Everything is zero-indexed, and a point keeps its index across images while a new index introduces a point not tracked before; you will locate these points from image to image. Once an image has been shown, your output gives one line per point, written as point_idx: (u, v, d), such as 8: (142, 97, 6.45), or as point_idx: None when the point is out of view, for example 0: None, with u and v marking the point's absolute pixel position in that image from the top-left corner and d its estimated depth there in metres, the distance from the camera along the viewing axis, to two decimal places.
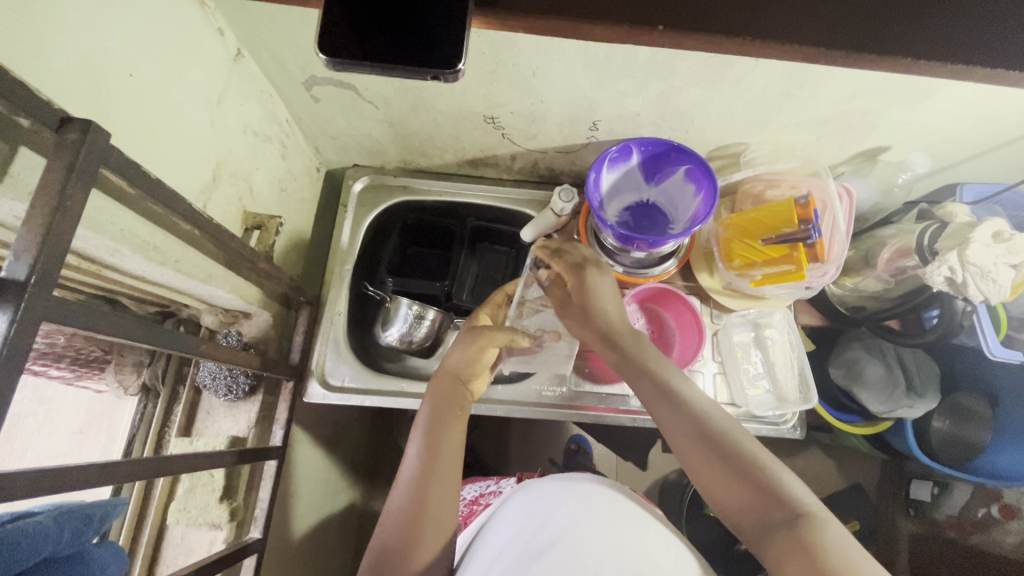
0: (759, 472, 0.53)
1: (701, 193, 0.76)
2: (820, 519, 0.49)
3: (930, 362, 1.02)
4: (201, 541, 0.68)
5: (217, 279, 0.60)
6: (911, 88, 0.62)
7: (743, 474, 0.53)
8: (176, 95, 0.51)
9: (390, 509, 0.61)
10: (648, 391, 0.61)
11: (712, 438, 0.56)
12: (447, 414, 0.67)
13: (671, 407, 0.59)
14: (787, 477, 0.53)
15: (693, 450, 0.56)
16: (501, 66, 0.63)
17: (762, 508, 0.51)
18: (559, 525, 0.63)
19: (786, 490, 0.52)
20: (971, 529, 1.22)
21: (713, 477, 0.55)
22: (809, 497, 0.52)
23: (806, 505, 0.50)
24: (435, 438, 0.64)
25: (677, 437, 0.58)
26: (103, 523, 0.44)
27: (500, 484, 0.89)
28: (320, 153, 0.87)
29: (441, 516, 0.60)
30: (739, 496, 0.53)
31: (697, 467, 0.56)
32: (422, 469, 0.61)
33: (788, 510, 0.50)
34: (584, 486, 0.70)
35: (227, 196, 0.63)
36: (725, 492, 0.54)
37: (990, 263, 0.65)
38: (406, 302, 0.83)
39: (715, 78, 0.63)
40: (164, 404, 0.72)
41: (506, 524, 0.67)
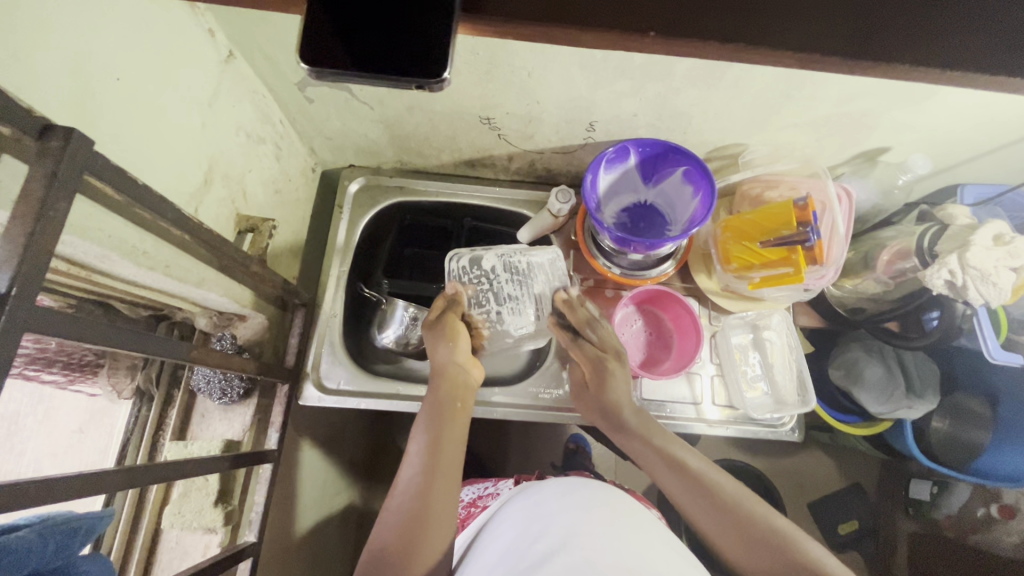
0: (775, 538, 0.56)
1: (698, 194, 0.76)
2: (834, 571, 0.52)
3: (931, 364, 1.03)
4: (195, 544, 0.68)
5: (210, 283, 0.60)
6: (911, 88, 0.61)
7: (759, 539, 0.56)
8: (165, 97, 0.51)
9: (386, 518, 0.60)
10: (662, 467, 0.65)
11: (729, 509, 0.59)
12: (448, 410, 0.69)
13: (694, 487, 0.62)
14: (797, 533, 0.56)
15: (711, 520, 0.59)
16: (496, 66, 0.63)
17: (780, 570, 0.54)
18: (558, 530, 0.61)
19: (801, 549, 0.54)
20: (970, 529, 1.25)
21: (731, 544, 0.57)
22: (825, 554, 0.54)
23: (822, 564, 0.53)
24: (436, 432, 0.65)
25: (702, 517, 0.60)
26: (86, 535, 0.43)
27: (498, 486, 0.88)
28: (315, 153, 0.87)
29: (444, 516, 0.60)
30: (758, 557, 0.55)
31: (721, 542, 0.58)
32: (426, 468, 0.62)
33: (807, 571, 0.53)
34: (583, 496, 0.69)
35: (220, 199, 0.62)
36: (743, 556, 0.56)
37: (991, 267, 0.64)
38: (401, 304, 0.84)
39: (713, 79, 0.62)
40: (158, 407, 0.71)
41: (506, 535, 0.66)
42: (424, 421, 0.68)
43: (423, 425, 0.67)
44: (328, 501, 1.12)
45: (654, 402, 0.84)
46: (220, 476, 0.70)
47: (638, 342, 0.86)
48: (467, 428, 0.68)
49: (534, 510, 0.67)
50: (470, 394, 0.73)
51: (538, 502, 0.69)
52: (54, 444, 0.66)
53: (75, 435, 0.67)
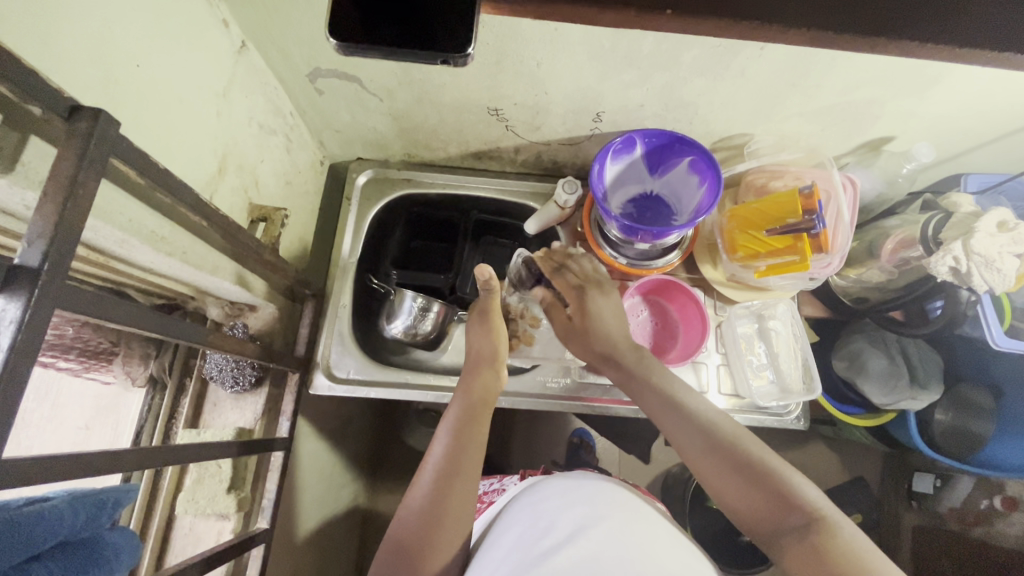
0: (771, 475, 0.56)
1: (705, 184, 0.76)
2: (831, 517, 0.52)
3: (934, 355, 1.06)
4: (209, 531, 0.69)
5: (224, 271, 0.60)
6: (915, 76, 0.61)
7: (755, 476, 0.56)
8: (183, 86, 0.52)
9: (405, 511, 0.62)
10: (663, 403, 0.66)
11: (727, 447, 0.59)
12: (476, 414, 0.68)
13: (689, 426, 0.62)
14: (791, 472, 0.57)
15: (705, 457, 0.60)
16: (505, 56, 0.63)
17: (773, 509, 0.54)
18: (566, 527, 0.62)
19: (796, 490, 0.55)
20: (973, 521, 1.26)
21: (726, 478, 0.58)
22: (820, 498, 0.55)
23: (817, 506, 0.53)
24: (462, 436, 0.65)
25: (697, 454, 0.61)
26: (111, 513, 0.44)
27: (504, 481, 0.89)
28: (324, 146, 0.87)
29: (461, 518, 0.61)
30: (751, 495, 0.56)
31: (716, 481, 0.59)
32: (445, 469, 0.62)
33: (801, 513, 0.53)
34: (588, 490, 0.69)
35: (233, 188, 0.62)
36: (736, 491, 0.57)
37: (995, 253, 0.65)
38: (410, 294, 0.84)
39: (720, 68, 0.63)
40: (171, 395, 0.72)
41: (512, 525, 0.67)
42: (451, 421, 0.68)
43: (448, 427, 0.67)
44: (335, 493, 1.13)
45: None
46: (232, 463, 0.71)
47: (644, 332, 0.87)
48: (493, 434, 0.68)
49: (540, 503, 0.68)
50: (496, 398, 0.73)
51: (544, 494, 0.70)
52: (62, 438, 0.66)
53: (82, 430, 0.67)
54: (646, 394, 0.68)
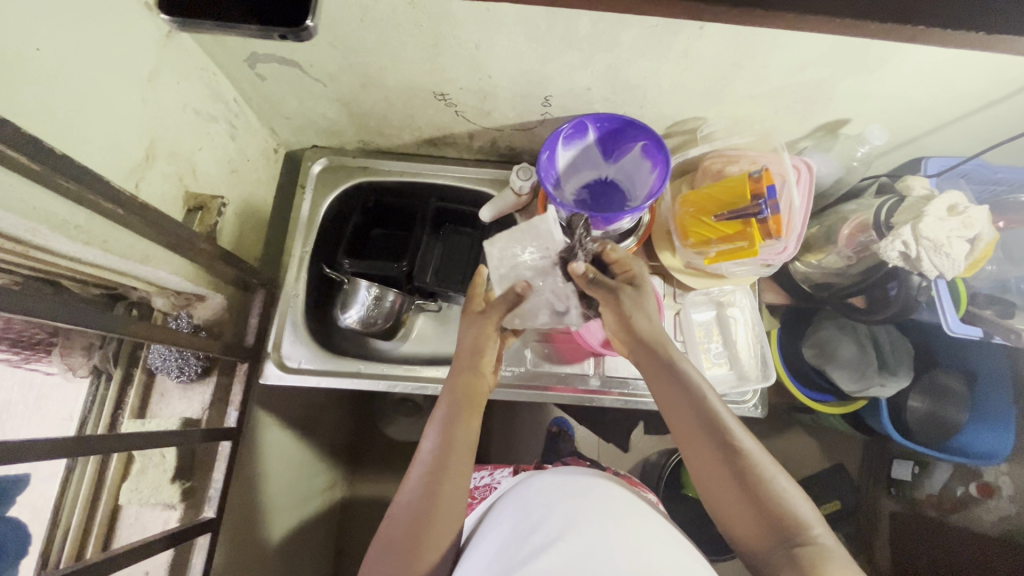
0: (772, 494, 0.53)
1: (657, 168, 0.75)
2: (827, 546, 0.50)
3: (904, 340, 1.10)
4: (154, 520, 0.69)
5: (156, 260, 0.60)
6: (860, 54, 0.60)
7: (756, 491, 0.54)
8: (99, 71, 0.50)
9: (398, 507, 0.60)
10: (686, 414, 0.59)
11: (744, 473, 0.55)
12: (464, 410, 0.67)
13: (701, 420, 0.58)
14: (797, 500, 0.53)
15: (709, 455, 0.57)
16: (442, 39, 0.62)
17: (765, 526, 0.52)
18: (556, 520, 0.59)
19: (794, 513, 0.52)
20: (948, 508, 1.26)
21: (732, 500, 0.55)
22: (817, 523, 0.52)
23: (811, 531, 0.51)
24: (451, 431, 0.64)
25: (699, 450, 0.58)
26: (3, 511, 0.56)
27: (495, 476, 0.88)
28: (277, 133, 0.86)
29: (448, 515, 0.59)
30: (746, 508, 0.54)
31: (714, 485, 0.56)
32: (434, 466, 0.61)
33: (796, 537, 0.51)
34: (580, 486, 0.67)
35: (165, 176, 0.61)
36: (738, 515, 0.54)
37: (943, 237, 0.64)
38: (363, 283, 0.83)
39: (662, 48, 0.62)
40: (117, 385, 0.71)
41: (504, 522, 0.64)
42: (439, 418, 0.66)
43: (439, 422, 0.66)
44: (306, 483, 1.13)
45: (617, 379, 0.85)
46: (177, 453, 0.71)
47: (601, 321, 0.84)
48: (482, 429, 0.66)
49: (529, 499, 0.66)
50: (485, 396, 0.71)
51: (534, 492, 0.68)
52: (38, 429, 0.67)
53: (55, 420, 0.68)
54: (667, 398, 0.62)
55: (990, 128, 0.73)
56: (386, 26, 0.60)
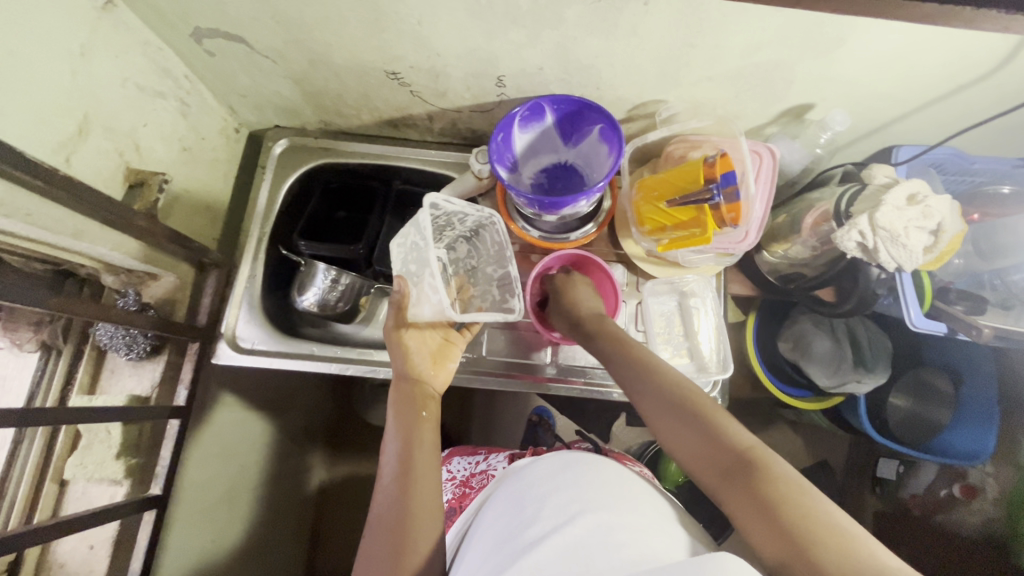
0: (712, 422, 0.55)
1: (613, 152, 0.73)
2: (768, 458, 0.51)
3: (883, 338, 1.06)
4: (101, 495, 0.70)
5: (92, 236, 0.60)
6: (813, 32, 0.57)
7: (698, 423, 0.55)
8: (17, 41, 0.50)
9: (373, 521, 0.61)
10: (627, 367, 0.64)
11: (678, 403, 0.57)
12: (415, 419, 0.67)
13: (643, 372, 0.62)
14: (736, 425, 0.55)
15: (654, 402, 0.59)
16: (382, 14, 0.60)
17: (711, 454, 0.53)
18: (548, 512, 0.56)
19: (733, 436, 0.53)
20: (933, 508, 1.25)
21: (672, 431, 0.57)
22: (757, 442, 0.53)
23: (751, 446, 0.52)
24: (407, 440, 0.65)
25: (643, 399, 0.60)
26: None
27: (490, 462, 0.85)
28: (236, 113, 0.85)
29: (425, 513, 0.60)
30: (693, 441, 0.55)
31: (661, 429, 0.58)
32: (399, 473, 0.62)
33: (740, 454, 0.52)
34: (573, 470, 0.63)
35: (101, 151, 0.61)
36: (680, 444, 0.56)
37: (901, 227, 0.61)
38: (321, 266, 0.83)
39: (608, 25, 0.59)
40: (66, 362, 0.71)
41: (500, 515, 0.61)
42: (394, 428, 0.67)
43: (395, 429, 0.67)
44: (277, 464, 1.14)
45: (576, 368, 0.84)
46: (123, 430, 0.71)
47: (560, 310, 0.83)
48: (438, 434, 0.67)
49: (520, 489, 0.62)
50: (434, 402, 0.72)
51: (523, 480, 0.64)
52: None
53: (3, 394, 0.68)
54: (609, 358, 0.66)
55: (963, 114, 0.70)
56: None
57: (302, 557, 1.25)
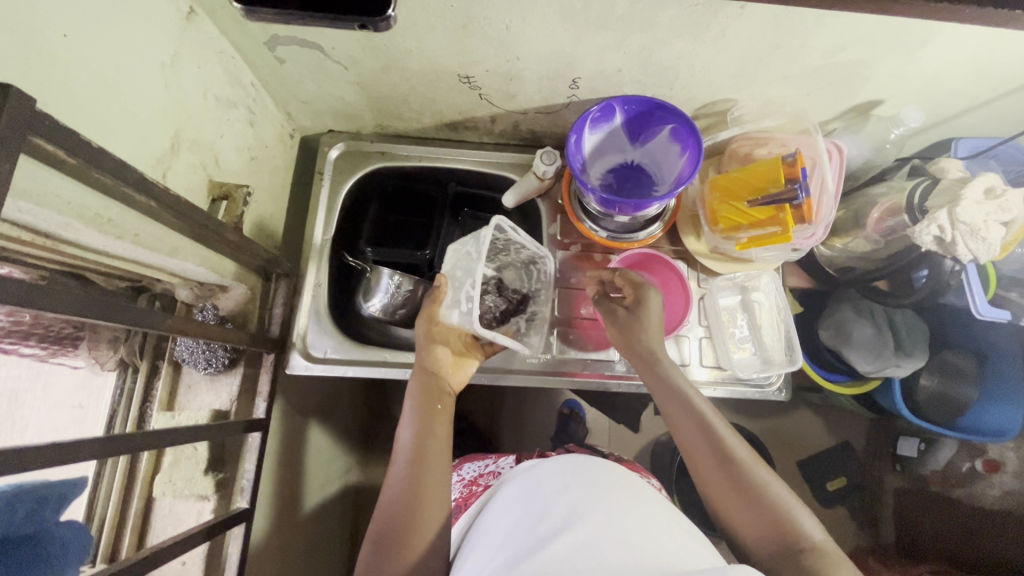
0: (773, 501, 0.58)
1: (686, 152, 0.74)
2: (825, 548, 0.54)
3: (920, 321, 1.09)
4: (188, 511, 0.69)
5: (185, 252, 0.59)
6: (902, 33, 0.58)
7: (759, 499, 0.58)
8: (122, 58, 0.48)
9: (384, 501, 0.62)
10: (691, 428, 0.65)
11: (743, 480, 0.60)
12: (433, 408, 0.69)
13: (703, 435, 0.64)
14: (795, 508, 0.58)
15: (714, 467, 0.62)
16: (472, 19, 0.60)
17: (768, 531, 0.56)
18: (559, 511, 0.55)
19: (792, 519, 0.56)
20: (954, 483, 1.30)
21: (733, 506, 0.60)
22: (817, 530, 0.56)
23: (808, 535, 0.55)
24: (424, 428, 0.66)
25: (701, 461, 0.63)
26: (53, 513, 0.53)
27: (499, 463, 0.87)
28: (292, 118, 0.84)
29: (437, 502, 0.62)
30: (750, 513, 0.58)
31: (719, 494, 0.61)
32: (413, 459, 0.64)
33: (796, 538, 0.55)
34: (581, 473, 0.63)
35: (189, 165, 0.60)
36: (740, 515, 0.59)
37: (981, 221, 0.63)
38: (387, 272, 0.83)
39: (699, 28, 0.60)
40: (144, 377, 0.71)
41: (512, 514, 0.60)
42: (412, 414, 0.68)
43: (410, 417, 0.68)
44: (325, 469, 1.14)
45: None
46: (208, 446, 0.70)
47: None
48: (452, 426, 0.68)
49: (534, 489, 0.62)
50: (452, 394, 0.72)
51: (538, 479, 0.64)
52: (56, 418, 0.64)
53: (76, 410, 0.67)
54: (672, 412, 0.67)
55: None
56: (415, 6, 0.58)
57: (348, 559, 1.26)
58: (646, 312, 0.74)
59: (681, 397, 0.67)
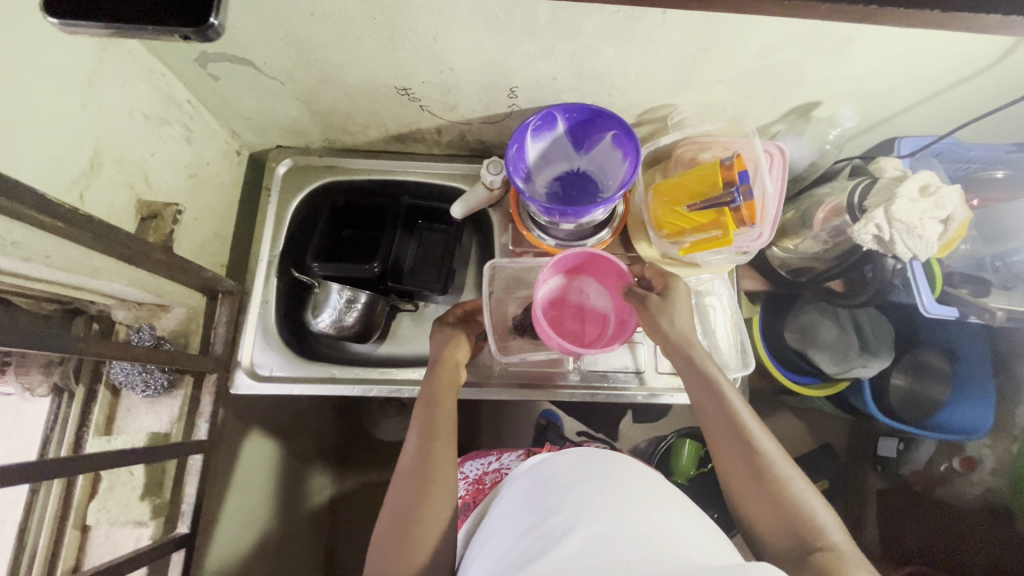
0: (791, 494, 0.54)
1: (628, 158, 0.74)
2: (842, 549, 0.50)
3: (885, 323, 1.10)
4: (125, 539, 0.68)
5: (108, 273, 0.58)
6: (825, 35, 0.58)
7: (776, 491, 0.54)
8: (27, 79, 0.48)
9: (395, 483, 0.60)
10: (716, 412, 0.60)
11: (767, 477, 0.55)
12: (440, 391, 0.67)
13: (727, 420, 0.59)
14: (815, 504, 0.53)
15: (734, 453, 0.58)
16: (398, 31, 0.59)
17: (782, 526, 0.53)
18: (564, 513, 0.51)
19: (809, 515, 0.52)
20: (936, 481, 1.26)
21: (749, 496, 0.56)
22: (837, 528, 0.52)
23: (828, 534, 0.51)
24: (431, 407, 0.65)
25: (723, 447, 0.59)
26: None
27: (503, 461, 0.82)
28: (238, 135, 0.83)
29: (446, 481, 0.59)
30: (763, 506, 0.54)
31: (735, 483, 0.57)
32: (421, 440, 0.62)
33: (809, 536, 0.51)
34: (594, 469, 0.59)
35: (111, 183, 0.59)
36: (755, 508, 0.55)
37: (916, 219, 0.63)
38: (336, 287, 0.81)
39: (625, 35, 0.60)
40: (81, 403, 0.69)
41: (512, 518, 0.56)
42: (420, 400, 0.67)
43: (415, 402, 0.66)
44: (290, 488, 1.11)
45: (597, 372, 0.84)
46: (146, 470, 0.69)
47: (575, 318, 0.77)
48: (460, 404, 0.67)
49: (536, 490, 0.57)
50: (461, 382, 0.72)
51: (543, 478, 0.59)
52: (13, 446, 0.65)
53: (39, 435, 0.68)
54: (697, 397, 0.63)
55: (964, 105, 0.72)
56: (337, 19, 0.57)
57: None
58: (673, 304, 0.67)
59: (709, 384, 0.62)
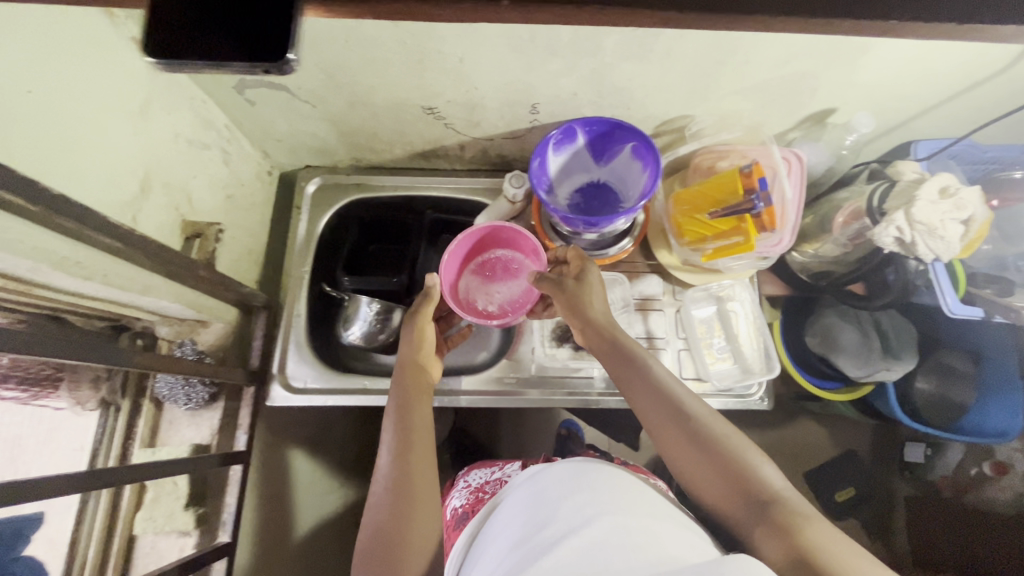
0: (734, 457, 0.54)
1: (647, 168, 0.75)
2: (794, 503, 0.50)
3: (908, 325, 1.07)
4: (170, 547, 0.71)
5: (157, 290, 0.62)
6: (840, 45, 0.60)
7: (720, 457, 0.54)
8: (89, 111, 0.51)
9: (371, 503, 0.60)
10: (646, 392, 0.60)
11: (710, 448, 0.55)
12: (416, 400, 0.68)
13: (659, 398, 0.59)
14: (759, 462, 0.54)
15: (673, 429, 0.57)
16: (426, 55, 0.62)
17: (734, 492, 0.52)
18: (563, 517, 0.49)
19: (757, 475, 0.53)
20: (965, 488, 1.23)
21: (698, 471, 0.55)
22: (783, 483, 0.53)
23: (779, 491, 0.52)
24: (405, 417, 0.66)
25: (663, 428, 0.58)
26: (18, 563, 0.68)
27: (505, 471, 0.80)
28: (269, 156, 0.87)
29: (426, 493, 0.59)
30: (712, 476, 0.54)
31: (680, 459, 0.57)
32: (397, 452, 0.62)
33: (759, 495, 0.51)
34: (592, 477, 0.55)
35: (160, 206, 0.63)
36: (705, 480, 0.55)
37: (937, 220, 0.64)
38: (366, 300, 0.82)
39: (644, 52, 0.62)
40: (126, 417, 0.72)
41: (509, 525, 0.53)
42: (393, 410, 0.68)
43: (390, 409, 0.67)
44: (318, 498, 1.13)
45: None
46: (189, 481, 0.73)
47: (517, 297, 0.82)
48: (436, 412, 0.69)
49: (535, 496, 0.54)
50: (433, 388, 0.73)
51: (542, 486, 0.55)
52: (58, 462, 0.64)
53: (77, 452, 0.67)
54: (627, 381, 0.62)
55: (980, 108, 0.73)
56: (370, 46, 0.60)
57: None
58: (589, 291, 0.69)
59: (640, 368, 0.62)
